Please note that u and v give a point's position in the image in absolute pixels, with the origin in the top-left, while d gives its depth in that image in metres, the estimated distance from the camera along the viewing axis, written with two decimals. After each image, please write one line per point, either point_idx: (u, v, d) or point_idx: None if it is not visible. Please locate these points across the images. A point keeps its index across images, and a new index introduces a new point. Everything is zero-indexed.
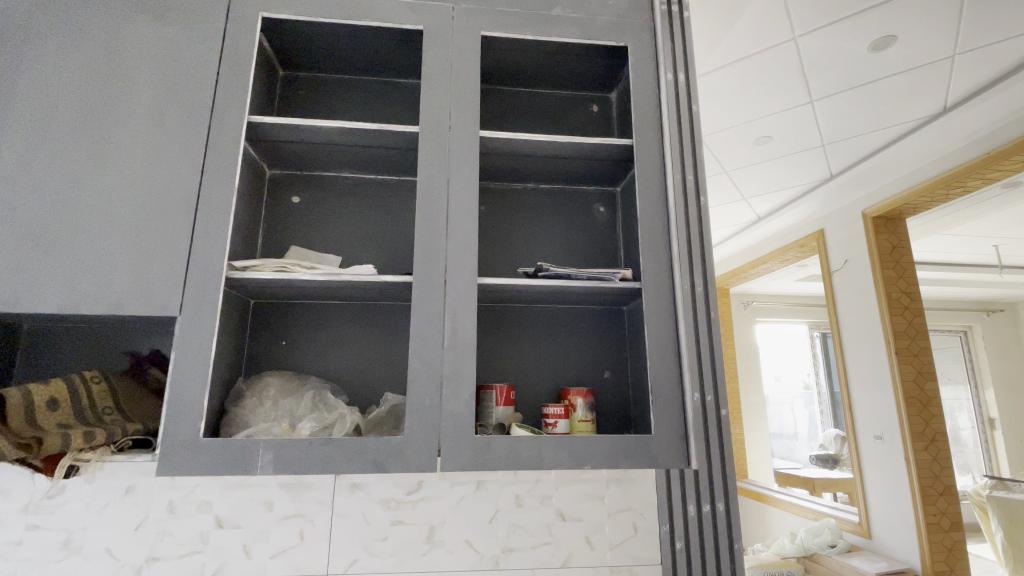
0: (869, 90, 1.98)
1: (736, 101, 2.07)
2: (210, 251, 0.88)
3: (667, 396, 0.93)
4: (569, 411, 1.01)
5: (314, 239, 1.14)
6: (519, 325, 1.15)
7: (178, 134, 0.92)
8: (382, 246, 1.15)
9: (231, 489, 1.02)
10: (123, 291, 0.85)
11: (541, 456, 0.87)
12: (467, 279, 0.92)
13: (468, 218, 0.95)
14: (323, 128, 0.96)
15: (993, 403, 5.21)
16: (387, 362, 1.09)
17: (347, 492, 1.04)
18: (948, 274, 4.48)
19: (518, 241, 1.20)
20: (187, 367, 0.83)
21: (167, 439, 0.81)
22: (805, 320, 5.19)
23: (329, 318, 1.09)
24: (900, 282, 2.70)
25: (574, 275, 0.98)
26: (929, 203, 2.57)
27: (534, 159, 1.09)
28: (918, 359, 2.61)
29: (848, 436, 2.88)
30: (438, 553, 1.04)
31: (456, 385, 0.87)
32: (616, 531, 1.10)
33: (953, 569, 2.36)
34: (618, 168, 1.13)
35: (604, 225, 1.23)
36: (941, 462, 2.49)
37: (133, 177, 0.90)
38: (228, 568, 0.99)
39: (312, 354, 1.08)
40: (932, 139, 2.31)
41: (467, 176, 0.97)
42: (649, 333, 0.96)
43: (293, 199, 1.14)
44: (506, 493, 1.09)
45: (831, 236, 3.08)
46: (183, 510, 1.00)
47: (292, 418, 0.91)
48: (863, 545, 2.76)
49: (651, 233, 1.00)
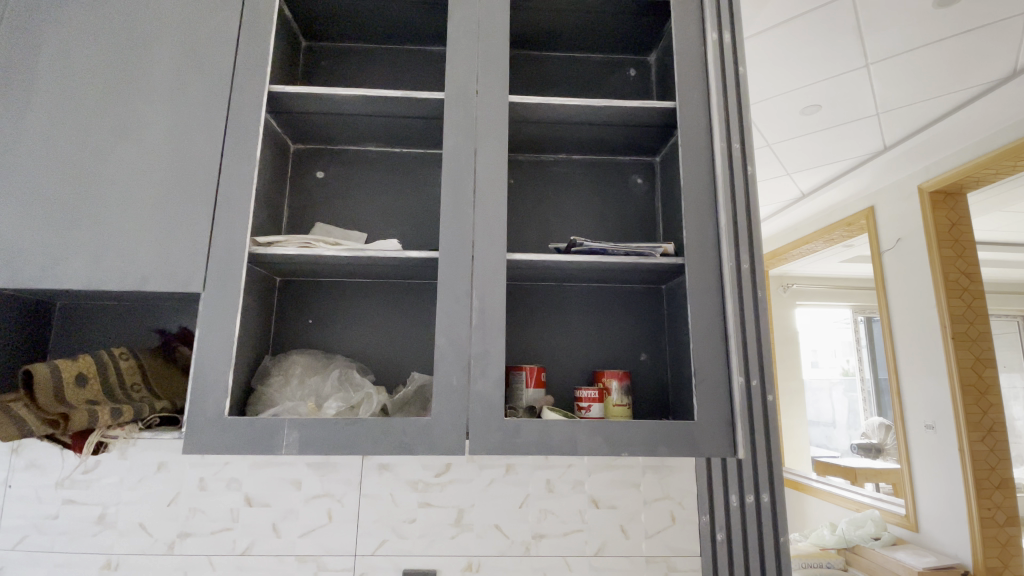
0: (928, 53, 1.82)
1: (782, 65, 1.92)
2: (231, 226, 0.85)
3: (712, 378, 0.87)
4: (603, 395, 0.96)
5: (338, 214, 1.10)
6: (550, 304, 1.10)
7: (199, 105, 0.89)
8: (409, 222, 1.11)
9: (260, 468, 1.01)
10: (147, 267, 0.83)
11: (574, 441, 0.82)
12: (497, 255, 0.87)
13: (497, 190, 0.89)
14: (344, 95, 0.91)
15: None
16: (414, 341, 1.05)
17: (375, 473, 1.02)
18: (1008, 254, 4.17)
19: (550, 215, 1.14)
20: (210, 345, 0.81)
21: (192, 417, 0.79)
22: (848, 303, 4.94)
23: (355, 296, 1.06)
24: (958, 262, 2.52)
25: (610, 250, 0.92)
26: (994, 175, 2.37)
27: (568, 126, 1.02)
28: (976, 344, 2.44)
29: (896, 424, 2.74)
30: (466, 537, 1.02)
31: (485, 366, 0.83)
32: (653, 520, 1.05)
33: (1007, 565, 2.22)
34: (658, 134, 1.05)
35: (642, 197, 1.16)
36: (998, 454, 2.33)
37: (154, 151, 0.87)
38: (258, 547, 0.99)
39: (337, 333, 1.05)
40: (999, 106, 2.11)
41: (496, 144, 0.91)
42: (694, 313, 0.89)
43: (317, 174, 1.11)
44: (537, 478, 1.05)
45: (882, 212, 2.90)
46: (214, 488, 1.00)
47: (318, 397, 0.89)
48: (909, 538, 2.64)
49: (697, 204, 0.93)
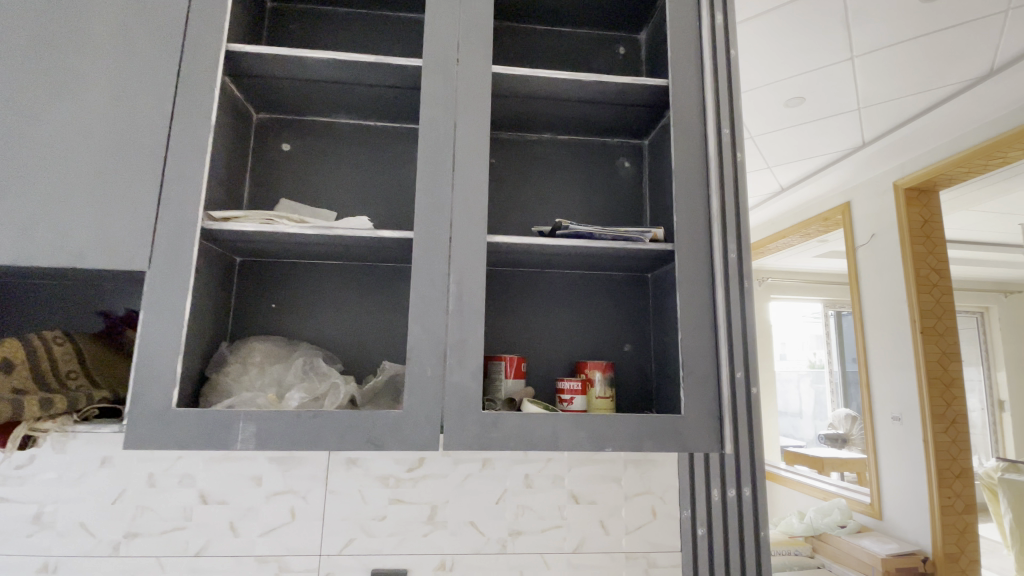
0: (910, 48, 1.81)
1: (768, 54, 1.89)
2: (182, 198, 0.77)
3: (700, 371, 0.83)
4: (586, 387, 0.91)
5: (304, 190, 1.02)
6: (532, 292, 1.05)
7: (147, 63, 0.80)
8: (381, 201, 1.04)
9: (217, 462, 0.94)
10: (84, 242, 0.74)
11: (556, 436, 0.77)
12: (476, 237, 0.81)
13: (478, 167, 0.83)
14: (310, 58, 0.83)
15: (1004, 384, 4.96)
16: (386, 328, 0.99)
17: (342, 467, 0.96)
18: (973, 253, 4.28)
19: (534, 197, 1.09)
20: (157, 331, 0.73)
21: (136, 408, 0.71)
22: (819, 297, 5.04)
23: (323, 279, 0.99)
24: (930, 258, 2.56)
25: (598, 234, 0.86)
26: (967, 174, 2.41)
27: (554, 103, 0.97)
28: (944, 339, 2.50)
29: (864, 416, 2.79)
30: (440, 535, 0.96)
31: (462, 356, 0.77)
32: (634, 515, 1.01)
33: (963, 550, 2.29)
34: (649, 115, 1.01)
35: (629, 181, 1.11)
36: (959, 444, 2.40)
37: (94, 112, 0.78)
38: (213, 547, 0.92)
39: (302, 319, 0.98)
40: (973, 105, 2.13)
41: (478, 117, 0.84)
42: (684, 301, 0.85)
43: (283, 146, 1.03)
44: (515, 473, 1.00)
45: (857, 208, 2.94)
46: (165, 484, 0.93)
47: (280, 387, 0.82)
48: (874, 526, 2.71)
49: (688, 189, 0.88)
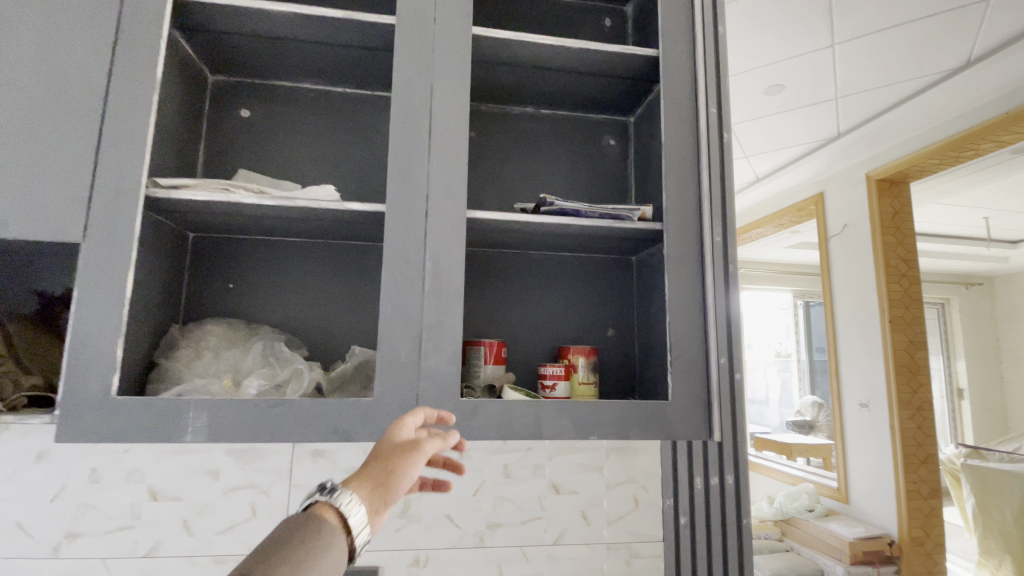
0: (890, 37, 1.81)
1: (751, 39, 1.86)
2: (123, 163, 0.69)
3: (689, 356, 0.79)
4: (569, 372, 0.87)
5: (266, 161, 0.94)
6: (512, 274, 1.00)
7: (81, 9, 0.71)
8: (351, 174, 0.96)
9: (169, 455, 0.87)
10: (6, 209, 0.65)
11: (539, 424, 0.72)
12: (454, 211, 0.75)
13: (456, 136, 0.77)
14: (270, 11, 0.75)
15: (963, 373, 5.19)
16: (355, 311, 0.92)
17: (308, 459, 0.90)
18: (936, 246, 4.42)
19: (515, 174, 1.03)
20: (93, 311, 0.65)
21: (69, 397, 0.64)
22: (789, 288, 5.15)
23: (286, 258, 0.91)
24: (899, 249, 2.61)
25: (584, 212, 0.81)
26: (938, 165, 2.46)
27: (538, 72, 0.91)
28: (911, 328, 2.55)
29: (833, 403, 2.85)
30: (414, 529, 0.91)
31: (439, 340, 0.72)
32: (615, 505, 0.98)
33: (928, 534, 2.37)
34: (636, 89, 0.96)
35: (614, 160, 1.07)
36: (925, 430, 2.47)
37: (18, 62, 0.69)
38: (166, 547, 0.85)
39: (263, 301, 0.90)
40: (947, 97, 2.16)
41: (456, 82, 0.78)
42: (671, 284, 0.81)
43: (242, 113, 0.94)
44: (492, 463, 0.96)
45: (830, 199, 2.98)
46: (110, 479, 0.85)
47: (236, 374, 0.75)
48: (840, 509, 2.78)
49: (678, 166, 0.84)
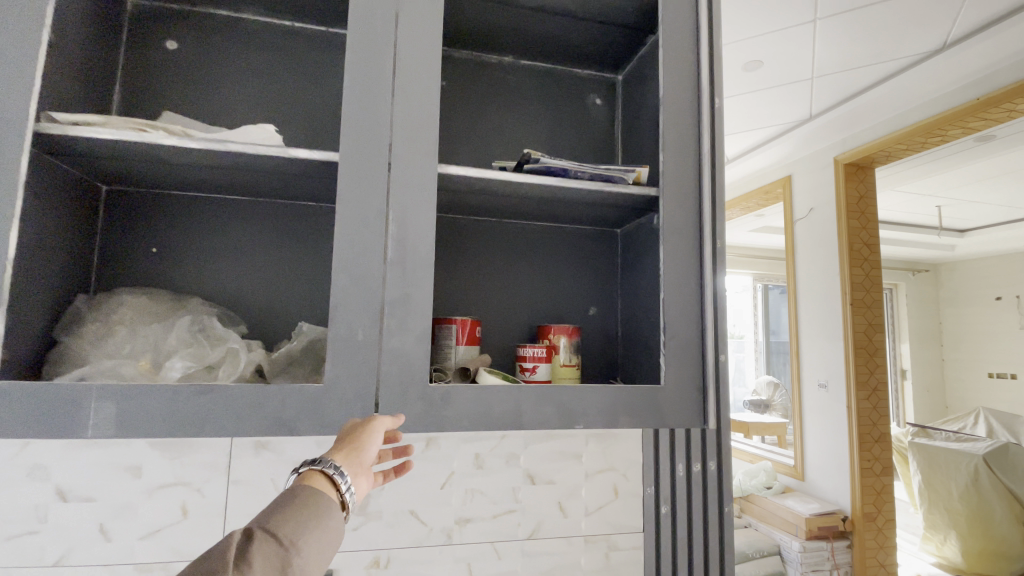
0: (873, 14, 1.77)
1: (735, 10, 1.79)
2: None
3: (684, 336, 0.72)
4: (551, 354, 0.78)
5: (196, 104, 0.80)
6: (486, 243, 0.90)
7: None
8: (301, 124, 0.83)
9: (81, 449, 0.73)
10: None
11: (519, 412, 0.64)
12: (422, 165, 0.64)
13: (425, 77, 0.65)
14: None
15: (907, 355, 5.47)
16: (305, 282, 0.81)
17: (251, 452, 0.78)
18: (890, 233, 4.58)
19: (491, 132, 0.92)
20: None
21: None
22: (749, 271, 5.24)
23: (223, 219, 0.78)
24: (863, 233, 2.65)
25: (574, 171, 0.70)
26: (905, 151, 2.50)
27: (521, 13, 0.80)
28: (871, 310, 2.61)
29: (793, 384, 2.91)
30: (374, 527, 0.82)
31: (405, 316, 0.62)
32: (594, 494, 0.92)
33: (879, 509, 2.45)
34: (629, 40, 0.87)
35: (600, 122, 0.97)
36: (879, 410, 2.55)
37: None
38: (79, 555, 0.72)
39: (193, 268, 0.77)
40: (920, 81, 2.16)
41: (426, 13, 0.66)
42: (666, 260, 0.73)
43: (167, 45, 0.79)
44: (462, 453, 0.87)
45: (798, 183, 2.99)
46: (6, 478, 0.71)
47: (157, 353, 0.62)
48: (795, 486, 2.86)
49: (676, 125, 0.75)
